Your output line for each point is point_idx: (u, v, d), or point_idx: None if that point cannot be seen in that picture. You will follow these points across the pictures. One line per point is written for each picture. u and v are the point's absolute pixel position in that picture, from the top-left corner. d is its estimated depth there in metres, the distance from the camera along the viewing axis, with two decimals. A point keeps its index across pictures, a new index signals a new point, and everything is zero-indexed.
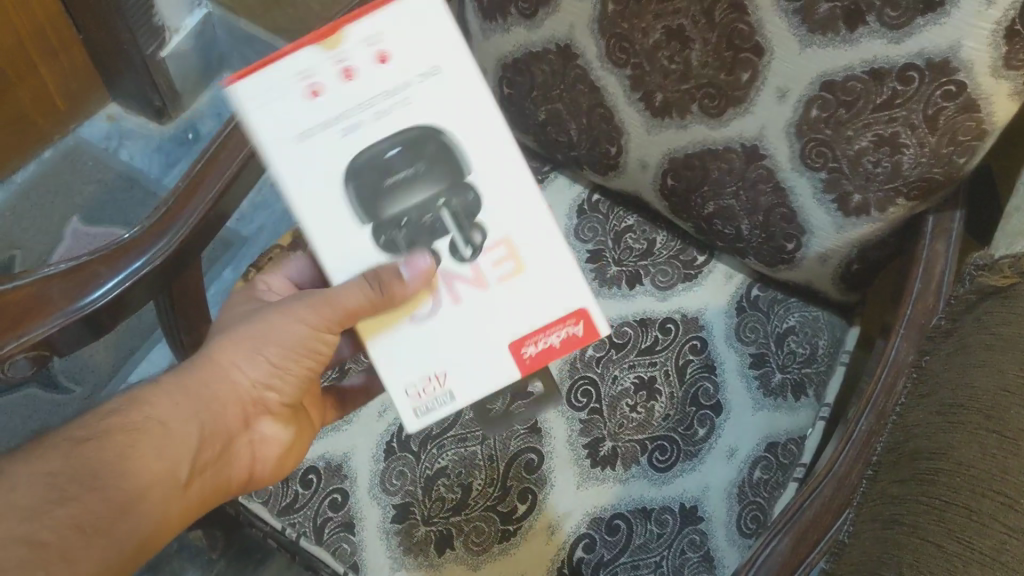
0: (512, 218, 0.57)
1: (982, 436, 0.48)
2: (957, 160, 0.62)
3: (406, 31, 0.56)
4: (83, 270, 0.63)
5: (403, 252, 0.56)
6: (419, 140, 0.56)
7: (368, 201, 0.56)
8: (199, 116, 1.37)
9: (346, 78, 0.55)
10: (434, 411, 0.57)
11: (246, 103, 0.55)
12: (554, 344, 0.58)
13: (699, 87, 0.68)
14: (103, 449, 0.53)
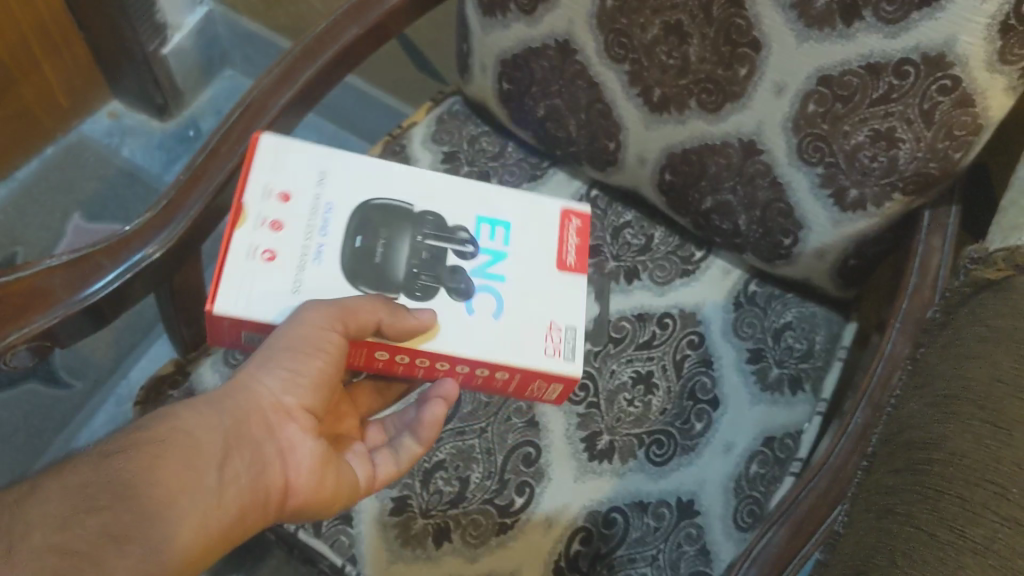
0: (460, 200, 0.64)
1: (975, 425, 0.48)
2: (953, 155, 0.62)
3: (283, 168, 0.62)
4: (84, 262, 0.63)
5: (446, 287, 0.60)
6: (380, 216, 0.62)
7: (370, 278, 0.60)
8: (200, 114, 1.39)
9: (275, 229, 0.59)
10: (575, 347, 0.60)
11: (250, 311, 0.57)
12: (578, 242, 0.65)
13: (697, 82, 0.69)
14: (132, 460, 0.48)
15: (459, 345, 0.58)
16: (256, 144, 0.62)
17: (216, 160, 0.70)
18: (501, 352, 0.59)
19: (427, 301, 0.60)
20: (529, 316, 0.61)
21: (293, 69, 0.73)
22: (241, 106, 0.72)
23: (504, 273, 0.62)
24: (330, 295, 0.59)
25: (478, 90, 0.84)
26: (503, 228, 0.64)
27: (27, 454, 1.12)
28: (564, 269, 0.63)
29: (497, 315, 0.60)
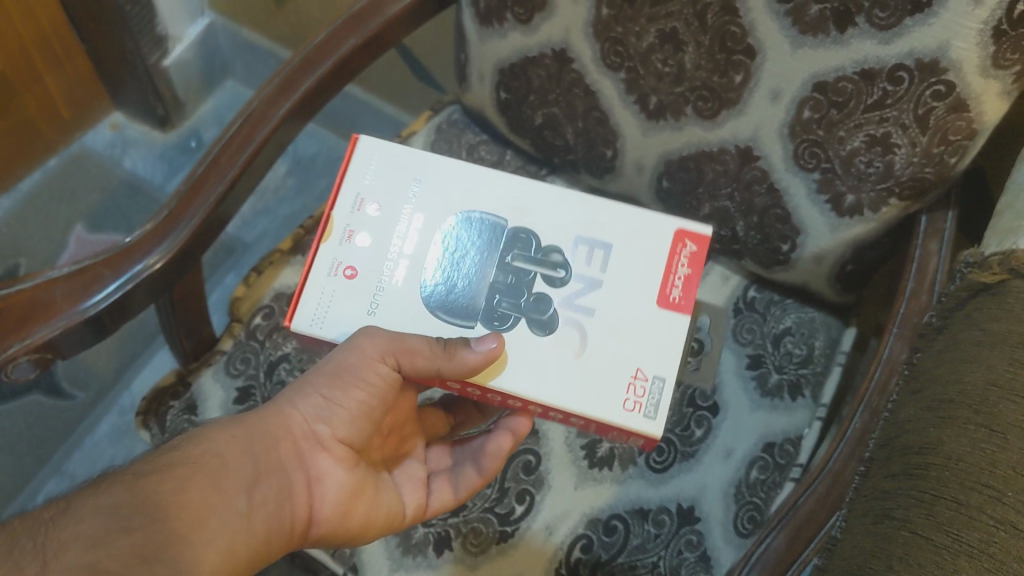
0: (562, 213, 0.58)
1: (970, 430, 0.48)
2: (949, 160, 0.62)
3: (379, 174, 0.59)
4: (86, 274, 0.64)
5: (529, 318, 0.56)
6: (470, 232, 0.58)
7: (450, 303, 0.57)
8: (202, 123, 1.40)
9: (360, 243, 0.58)
10: (661, 402, 0.54)
11: (323, 330, 0.56)
12: (688, 272, 0.57)
13: (693, 90, 0.69)
14: (165, 482, 0.49)
15: (524, 389, 0.55)
16: (355, 147, 0.60)
17: (216, 170, 0.70)
18: (572, 399, 0.54)
19: (504, 331, 0.56)
20: (613, 359, 0.55)
21: (293, 79, 0.74)
22: (242, 116, 0.73)
23: (594, 304, 0.56)
24: (404, 320, 0.56)
25: (476, 98, 0.85)
26: (604, 251, 0.58)
27: (29, 463, 1.13)
28: (664, 306, 0.56)
29: (576, 354, 0.55)
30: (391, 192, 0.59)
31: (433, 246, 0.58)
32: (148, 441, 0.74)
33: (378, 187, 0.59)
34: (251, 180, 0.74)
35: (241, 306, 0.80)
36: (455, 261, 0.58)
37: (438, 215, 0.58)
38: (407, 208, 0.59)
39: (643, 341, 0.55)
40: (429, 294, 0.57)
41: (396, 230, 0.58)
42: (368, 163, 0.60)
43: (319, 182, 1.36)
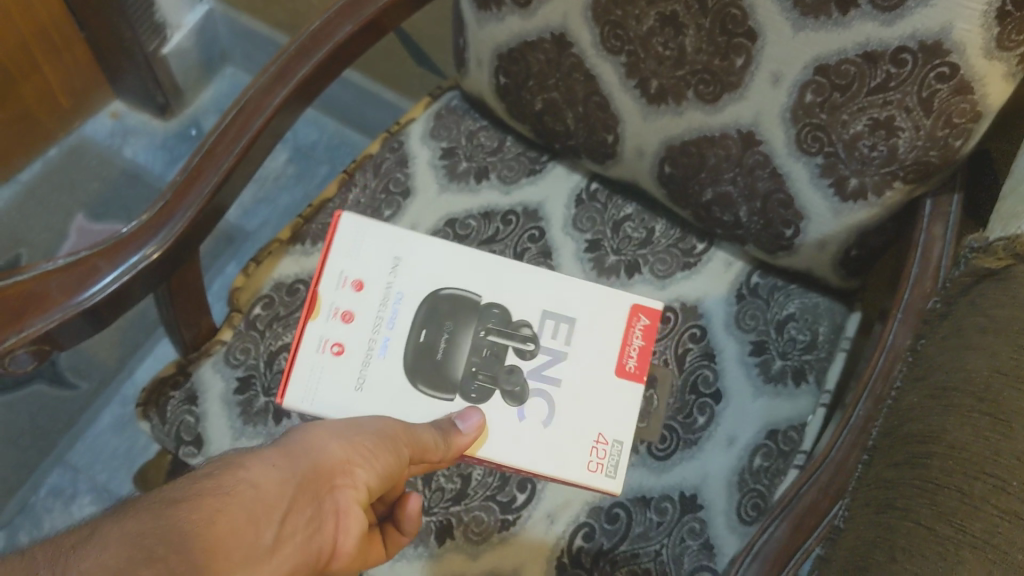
0: (529, 295, 0.69)
1: (974, 418, 0.47)
2: (953, 143, 0.61)
3: (362, 252, 0.69)
4: (82, 265, 0.63)
5: (501, 389, 0.66)
6: (447, 308, 0.68)
7: (433, 375, 0.66)
8: (201, 112, 1.39)
9: (346, 320, 0.67)
10: (620, 463, 0.65)
11: (313, 403, 0.65)
12: (642, 344, 0.68)
13: (693, 73, 0.68)
14: (192, 511, 0.41)
15: (507, 458, 0.65)
16: (339, 226, 0.68)
17: (211, 160, 0.70)
18: (547, 466, 0.65)
19: (480, 403, 0.66)
20: (579, 426, 0.66)
21: (289, 66, 0.73)
22: (237, 105, 0.72)
23: (559, 375, 0.67)
24: (389, 392, 0.66)
25: (475, 83, 0.84)
26: (568, 324, 0.68)
27: (33, 454, 1.13)
28: (621, 374, 0.67)
29: (547, 421, 0.66)
30: (372, 270, 0.68)
31: (418, 324, 0.68)
32: (148, 432, 0.74)
33: (361, 263, 0.68)
34: (248, 169, 0.73)
35: (240, 297, 0.79)
36: (437, 336, 0.67)
37: (416, 295, 0.68)
38: (389, 288, 0.68)
39: (605, 410, 0.66)
40: (413, 364, 0.66)
41: (379, 308, 0.68)
42: (354, 239, 0.69)
43: (319, 170, 1.35)
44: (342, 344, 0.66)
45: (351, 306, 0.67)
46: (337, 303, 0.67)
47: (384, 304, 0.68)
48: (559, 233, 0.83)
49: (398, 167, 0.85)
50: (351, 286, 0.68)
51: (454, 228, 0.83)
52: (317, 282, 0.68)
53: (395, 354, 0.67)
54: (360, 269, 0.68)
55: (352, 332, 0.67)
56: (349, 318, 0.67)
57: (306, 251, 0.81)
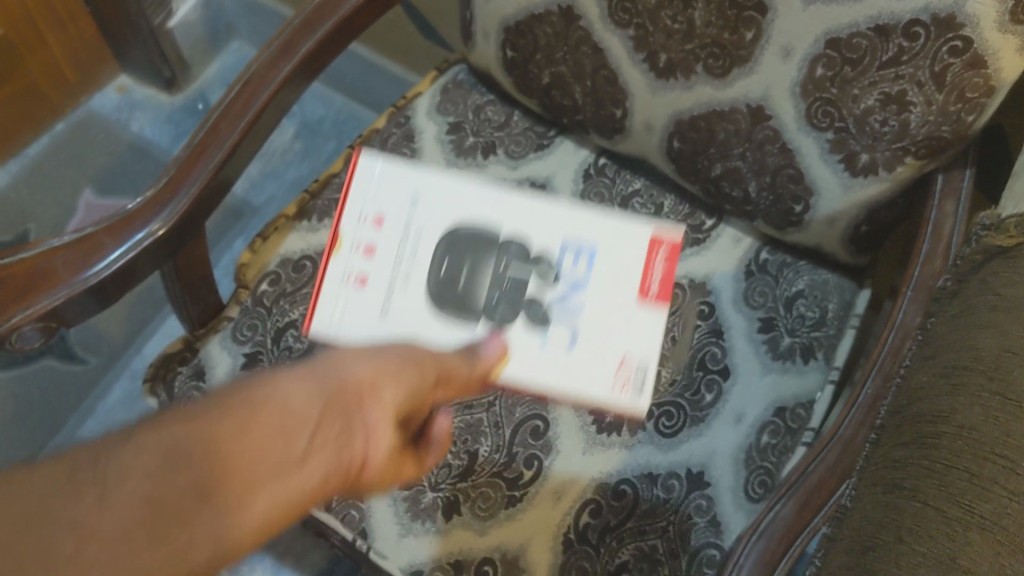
0: (550, 220, 0.65)
1: (983, 398, 0.47)
2: (966, 118, 0.60)
3: (382, 189, 0.66)
4: (88, 241, 0.63)
5: (525, 317, 0.63)
6: (468, 241, 0.65)
7: (456, 306, 0.64)
8: (208, 86, 1.38)
9: (368, 255, 0.64)
10: (646, 381, 0.61)
11: (343, 332, 0.63)
12: (665, 267, 0.64)
13: (702, 47, 0.67)
14: (214, 424, 0.36)
15: (532, 376, 0.61)
16: (356, 166, 0.66)
17: (216, 136, 0.69)
18: (571, 388, 0.61)
19: (504, 333, 0.62)
20: (602, 343, 0.62)
21: (294, 40, 0.73)
22: (242, 79, 0.72)
23: (582, 301, 0.63)
24: (411, 323, 0.63)
25: (482, 57, 0.83)
26: (589, 251, 0.64)
27: (43, 429, 1.14)
28: (643, 300, 0.63)
29: (570, 346, 0.62)
30: (390, 202, 0.66)
31: (438, 259, 0.65)
32: (155, 407, 0.74)
33: (376, 194, 0.66)
34: (253, 144, 0.73)
35: (247, 273, 0.79)
36: (460, 262, 0.64)
37: (436, 227, 0.65)
38: (409, 219, 0.65)
39: (624, 322, 0.63)
40: (434, 301, 0.64)
41: (403, 244, 0.65)
42: (374, 174, 0.66)
43: (326, 145, 1.35)
44: (363, 281, 0.64)
45: (372, 237, 0.65)
46: (354, 242, 0.64)
47: (406, 235, 0.65)
48: None
49: (404, 142, 0.84)
50: (372, 214, 0.65)
51: None
52: (337, 213, 0.65)
53: (416, 283, 0.64)
54: (380, 205, 0.65)
55: (370, 267, 0.64)
56: (371, 252, 0.64)
57: (312, 227, 0.81)
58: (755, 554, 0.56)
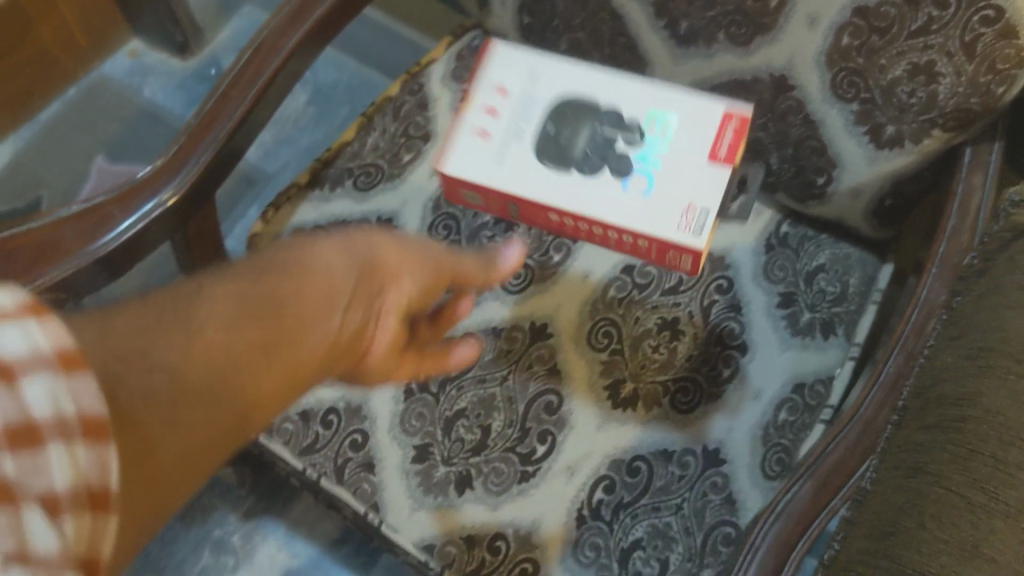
0: (641, 95, 0.70)
1: (1012, 383, 0.45)
2: (995, 90, 0.58)
3: (507, 69, 0.71)
4: (96, 213, 0.62)
5: (610, 167, 0.67)
6: (575, 110, 0.69)
7: (554, 155, 0.67)
8: (220, 52, 1.36)
9: (483, 138, 0.69)
10: (706, 224, 0.64)
11: (463, 172, 0.68)
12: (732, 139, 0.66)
13: (725, 14, 0.65)
14: (272, 281, 0.48)
15: (602, 215, 0.66)
16: (488, 51, 0.72)
17: (226, 105, 0.68)
18: (638, 223, 0.65)
19: (592, 176, 0.67)
20: (670, 192, 0.65)
21: (304, 7, 0.71)
22: (252, 47, 0.70)
23: (664, 161, 0.67)
24: (523, 175, 0.67)
25: (498, 23, 0.81)
26: (671, 121, 0.68)
27: None
28: (713, 160, 0.66)
29: (646, 194, 0.65)
30: (525, 88, 0.70)
31: (552, 121, 0.69)
32: None
33: (502, 78, 0.71)
34: (264, 113, 0.72)
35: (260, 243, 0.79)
36: (569, 112, 0.69)
37: (558, 91, 0.70)
38: (534, 91, 0.70)
39: (692, 180, 0.66)
40: (542, 155, 0.68)
41: (524, 121, 0.69)
42: (498, 53, 0.72)
43: (340, 111, 1.33)
44: (483, 134, 0.69)
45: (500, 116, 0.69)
46: (484, 108, 0.70)
47: (524, 103, 0.70)
48: None
49: (418, 110, 0.83)
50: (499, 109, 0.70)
51: None
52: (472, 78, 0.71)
53: (524, 160, 0.68)
54: (505, 105, 0.70)
55: (488, 133, 0.69)
56: (496, 113, 0.69)
57: (325, 197, 0.80)
58: (771, 535, 0.55)
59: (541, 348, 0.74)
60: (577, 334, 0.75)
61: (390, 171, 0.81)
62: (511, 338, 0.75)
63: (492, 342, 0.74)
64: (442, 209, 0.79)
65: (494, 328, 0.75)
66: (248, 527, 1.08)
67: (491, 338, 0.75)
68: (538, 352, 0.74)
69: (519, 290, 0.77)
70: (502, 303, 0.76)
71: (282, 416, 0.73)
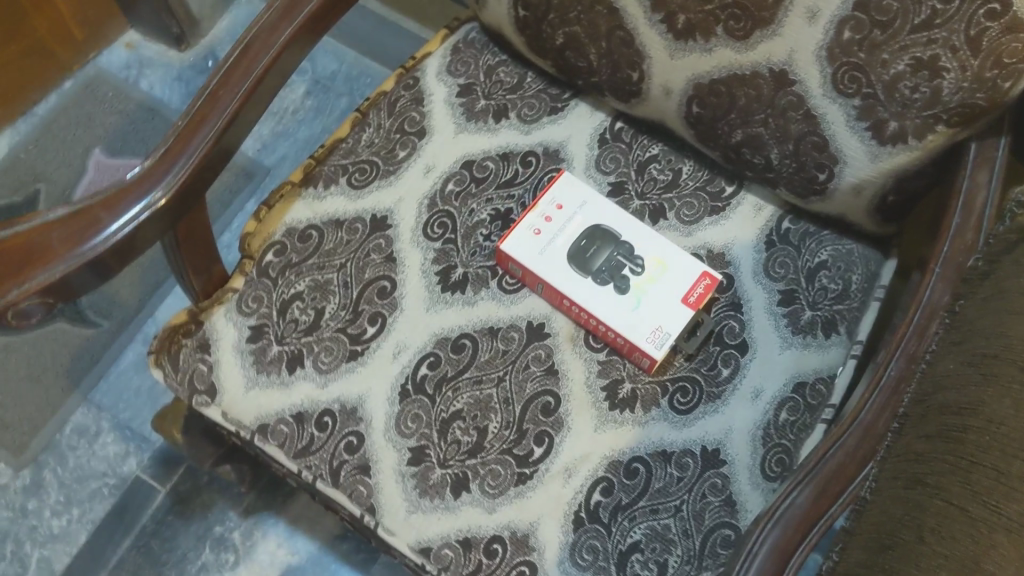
0: (671, 258, 0.74)
1: (1013, 391, 0.44)
2: (1002, 85, 0.57)
3: (576, 201, 0.76)
4: (84, 215, 0.61)
5: (615, 282, 0.72)
6: (609, 238, 0.74)
7: (579, 265, 0.73)
8: (218, 42, 1.34)
9: (544, 221, 0.75)
10: (665, 342, 0.70)
11: (510, 244, 0.74)
12: (701, 294, 0.72)
13: (723, 8, 0.64)
14: None
15: (590, 303, 0.71)
16: (557, 180, 0.77)
17: (215, 103, 0.67)
18: (617, 323, 0.71)
19: (603, 287, 0.72)
20: (644, 316, 0.71)
21: (296, 1, 0.70)
22: (242, 42, 0.69)
23: (648, 290, 0.72)
24: (553, 268, 0.73)
25: (494, 16, 0.80)
26: (661, 267, 0.73)
27: (57, 393, 1.14)
28: (683, 301, 0.72)
29: (633, 308, 0.71)
30: (583, 225, 0.75)
31: (590, 247, 0.74)
32: (160, 380, 0.73)
33: (568, 216, 0.75)
34: (255, 110, 0.70)
35: (252, 243, 0.77)
36: (606, 247, 0.74)
37: (599, 228, 0.75)
38: (584, 225, 0.75)
39: (666, 311, 0.71)
40: (573, 253, 0.74)
41: (571, 237, 0.74)
42: (564, 189, 0.76)
43: (339, 101, 1.32)
44: (535, 228, 0.74)
45: (552, 246, 0.74)
46: (539, 211, 0.75)
47: (571, 232, 0.75)
48: (582, 174, 0.80)
49: (412, 106, 0.82)
50: (552, 228, 0.75)
51: (472, 171, 0.79)
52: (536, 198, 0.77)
53: (553, 252, 0.74)
54: (557, 224, 0.75)
55: (539, 228, 0.74)
56: (547, 228, 0.75)
57: (319, 195, 0.79)
58: (770, 541, 0.54)
59: (537, 348, 0.73)
60: (574, 334, 0.74)
61: (385, 167, 0.80)
62: (507, 338, 0.73)
63: (488, 342, 0.73)
64: (438, 206, 0.78)
65: (489, 327, 0.74)
66: (248, 524, 1.09)
67: (487, 337, 0.73)
68: (534, 353, 0.73)
69: (515, 289, 0.75)
70: (498, 302, 0.75)
71: (275, 419, 0.71)
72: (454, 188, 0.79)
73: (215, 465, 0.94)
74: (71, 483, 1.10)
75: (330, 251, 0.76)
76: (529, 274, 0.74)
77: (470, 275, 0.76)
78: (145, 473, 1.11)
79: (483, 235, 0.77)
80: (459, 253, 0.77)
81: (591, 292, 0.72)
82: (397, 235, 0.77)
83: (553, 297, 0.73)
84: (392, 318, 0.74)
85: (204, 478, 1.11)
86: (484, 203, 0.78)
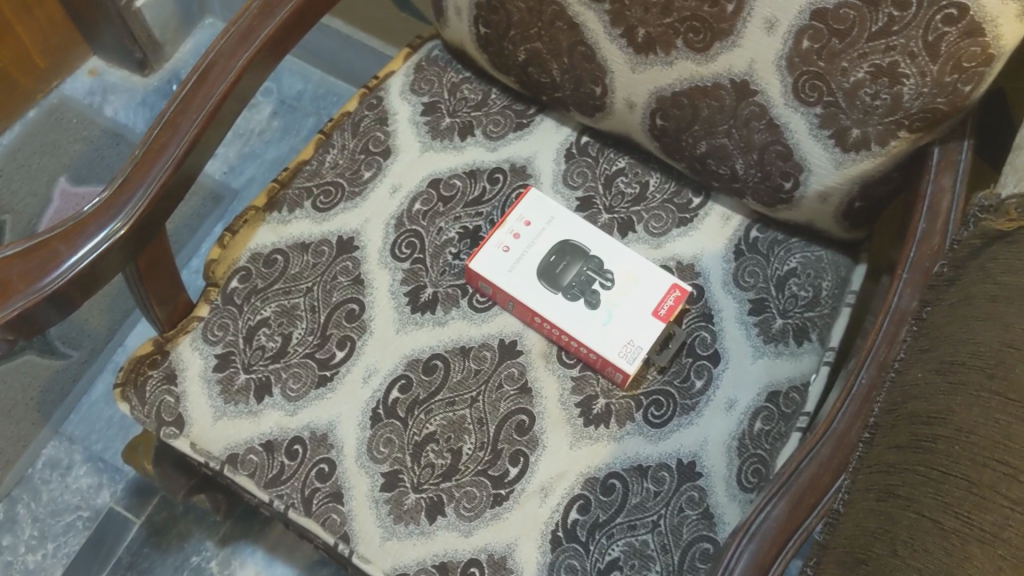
0: (641, 270, 0.73)
1: (983, 399, 0.44)
2: (963, 88, 0.57)
3: (544, 215, 0.75)
4: (43, 249, 0.59)
5: (585, 297, 0.72)
6: (578, 252, 0.74)
7: (549, 281, 0.72)
8: (182, 66, 1.34)
9: (512, 237, 0.74)
10: (638, 355, 0.69)
11: (478, 262, 0.73)
12: (671, 305, 0.72)
13: (682, 20, 0.64)
14: None
15: (560, 319, 0.71)
16: (524, 197, 0.76)
17: (174, 130, 0.66)
18: (589, 338, 0.70)
19: (572, 303, 0.72)
20: (616, 330, 0.71)
21: (253, 25, 0.69)
22: (199, 68, 0.68)
23: (618, 303, 0.72)
24: (522, 285, 0.72)
25: (455, 34, 0.79)
26: (631, 280, 0.73)
27: (26, 427, 1.11)
28: (654, 313, 0.71)
29: (604, 322, 0.71)
30: (551, 239, 0.74)
31: (559, 262, 0.73)
32: (128, 413, 0.72)
33: (536, 231, 0.75)
34: (215, 135, 0.69)
35: (216, 270, 0.76)
36: (575, 262, 0.73)
37: (567, 243, 0.74)
38: (552, 239, 0.74)
39: (638, 324, 0.71)
40: (541, 269, 0.73)
41: (539, 253, 0.74)
42: (531, 204, 0.76)
43: (306, 121, 1.31)
44: (503, 245, 0.74)
45: (520, 262, 0.73)
46: (506, 227, 0.75)
47: (540, 247, 0.74)
48: (549, 190, 0.79)
49: (377, 125, 0.82)
50: (520, 244, 0.74)
51: (438, 189, 0.79)
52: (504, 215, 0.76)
53: (522, 268, 0.73)
54: (525, 240, 0.74)
55: (507, 244, 0.74)
56: (516, 244, 0.74)
57: (283, 219, 0.78)
58: (746, 558, 0.53)
59: (510, 367, 0.72)
60: (547, 351, 0.73)
61: (350, 188, 0.79)
62: (480, 357, 0.73)
63: (460, 362, 0.72)
64: (405, 226, 0.78)
65: (461, 347, 0.73)
66: (225, 553, 1.07)
67: (459, 357, 0.73)
68: (507, 371, 0.72)
69: (486, 307, 0.75)
70: (469, 321, 0.74)
71: (244, 448, 0.70)
72: (420, 207, 0.78)
73: (189, 496, 0.92)
74: (45, 518, 1.08)
75: (296, 275, 0.76)
76: (497, 292, 0.73)
77: (440, 295, 0.75)
78: (119, 505, 1.09)
79: (452, 254, 0.77)
80: (428, 273, 0.76)
81: (561, 307, 0.71)
82: (365, 258, 0.76)
83: (524, 314, 0.73)
84: (362, 341, 0.73)
85: (178, 508, 1.09)
86: (452, 221, 0.78)
